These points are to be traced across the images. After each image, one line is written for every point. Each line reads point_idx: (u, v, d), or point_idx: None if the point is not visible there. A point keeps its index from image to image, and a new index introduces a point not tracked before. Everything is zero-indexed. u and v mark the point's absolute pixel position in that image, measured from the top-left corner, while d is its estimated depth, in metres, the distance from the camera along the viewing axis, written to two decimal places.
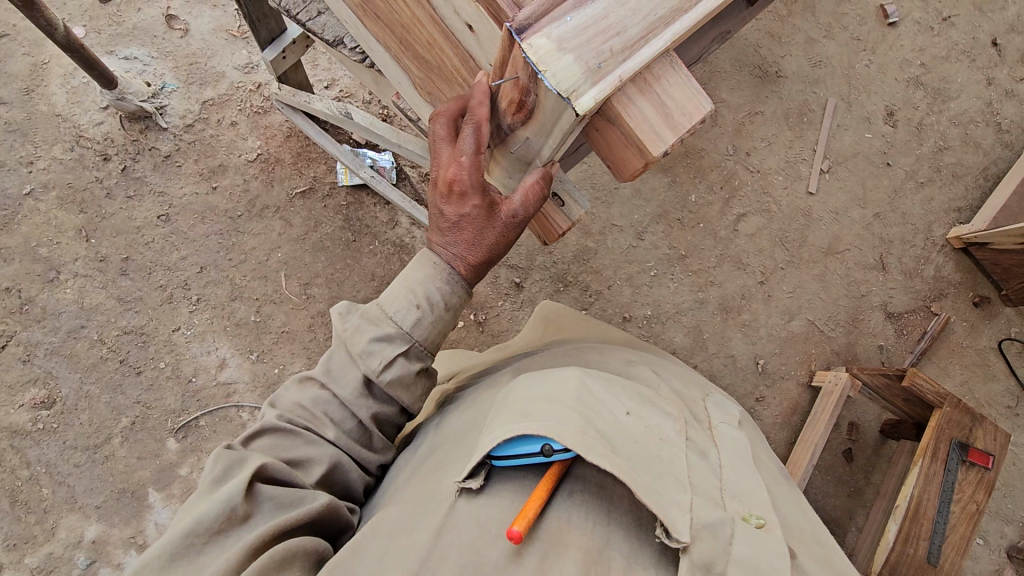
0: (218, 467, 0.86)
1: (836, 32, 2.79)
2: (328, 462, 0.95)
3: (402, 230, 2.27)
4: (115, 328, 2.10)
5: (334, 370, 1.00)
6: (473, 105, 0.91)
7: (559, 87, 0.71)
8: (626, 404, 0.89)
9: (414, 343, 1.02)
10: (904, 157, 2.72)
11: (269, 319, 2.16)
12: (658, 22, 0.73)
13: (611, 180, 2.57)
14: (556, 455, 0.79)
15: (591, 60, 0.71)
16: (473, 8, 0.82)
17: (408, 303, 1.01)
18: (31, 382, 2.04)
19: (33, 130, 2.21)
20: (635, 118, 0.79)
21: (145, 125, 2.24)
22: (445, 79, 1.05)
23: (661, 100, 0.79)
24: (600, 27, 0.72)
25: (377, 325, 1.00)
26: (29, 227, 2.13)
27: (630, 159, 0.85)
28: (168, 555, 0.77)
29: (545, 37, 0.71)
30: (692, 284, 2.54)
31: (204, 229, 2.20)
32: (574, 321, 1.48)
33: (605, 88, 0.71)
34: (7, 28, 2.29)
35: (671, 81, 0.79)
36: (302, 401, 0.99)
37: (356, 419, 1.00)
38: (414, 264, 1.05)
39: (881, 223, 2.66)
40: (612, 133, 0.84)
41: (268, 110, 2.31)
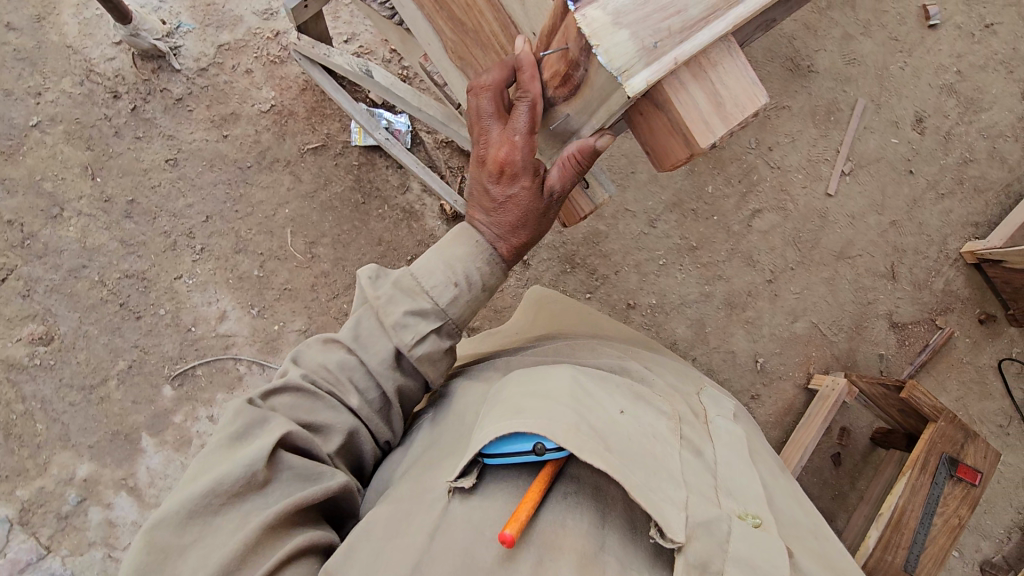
0: (240, 423, 0.86)
1: (875, 30, 2.69)
2: (345, 431, 0.94)
3: (412, 196, 2.23)
4: (117, 271, 2.08)
5: (362, 337, 0.98)
6: (525, 80, 0.88)
7: (611, 64, 0.67)
8: (621, 403, 0.87)
9: (447, 320, 1.00)
10: (928, 166, 2.66)
11: (272, 275, 2.15)
12: (722, 3, 0.69)
13: (629, 164, 2.53)
14: (549, 455, 0.77)
15: (648, 38, 0.67)
16: None
17: (445, 279, 0.99)
18: (29, 317, 2.02)
19: (42, 59, 2.12)
20: (685, 104, 0.75)
21: (157, 65, 2.16)
22: (481, 44, 0.98)
23: (715, 88, 0.75)
24: (660, 4, 0.68)
25: (413, 298, 0.98)
26: (34, 160, 2.08)
27: (673, 149, 0.81)
28: (184, 513, 0.78)
29: (600, 9, 0.67)
30: (699, 277, 2.52)
31: (212, 177, 2.15)
32: (573, 312, 1.46)
33: (659, 70, 0.67)
34: None
35: (725, 72, 0.75)
36: (326, 361, 0.97)
37: (379, 389, 0.98)
38: (452, 242, 1.02)
39: (896, 231, 2.62)
40: (655, 120, 0.81)
41: (286, 60, 2.23)
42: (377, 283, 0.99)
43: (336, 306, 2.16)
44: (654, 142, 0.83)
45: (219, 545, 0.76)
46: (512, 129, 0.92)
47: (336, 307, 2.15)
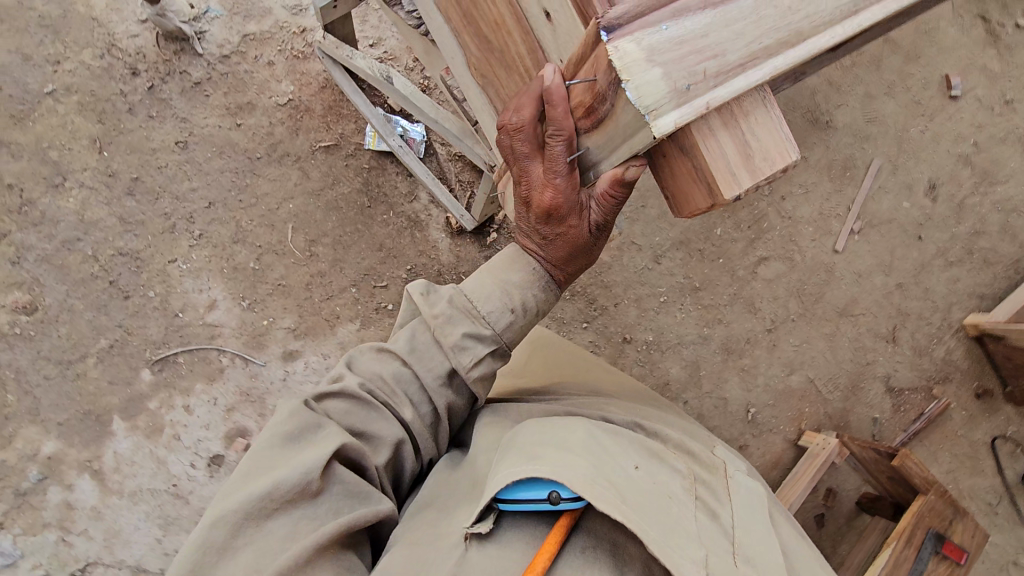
0: (298, 425, 0.87)
1: (897, 92, 2.69)
2: (393, 443, 0.93)
3: (419, 206, 2.21)
4: (111, 248, 2.04)
5: (417, 351, 0.96)
6: (560, 121, 0.79)
7: (640, 103, 0.64)
8: (637, 458, 0.84)
9: (501, 345, 0.97)
10: (938, 233, 2.64)
11: (268, 269, 2.11)
12: (761, 52, 0.67)
13: (640, 198, 2.54)
14: (563, 504, 0.76)
15: (681, 80, 0.65)
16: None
17: (502, 304, 0.96)
18: (16, 285, 1.98)
19: (65, 28, 2.11)
20: (712, 152, 0.71)
21: (180, 47, 2.14)
22: (506, 65, 0.93)
23: (745, 138, 0.72)
24: (698, 45, 0.66)
25: (473, 321, 0.95)
26: (44, 127, 2.06)
27: (694, 197, 0.75)
28: (242, 512, 0.78)
29: (634, 43, 0.65)
30: (699, 318, 2.50)
31: (220, 164, 2.13)
32: (578, 360, 1.41)
33: (688, 114, 0.65)
34: None
35: (756, 123, 0.73)
36: (381, 372, 0.95)
37: (430, 405, 0.97)
38: (504, 266, 1.00)
39: (901, 295, 2.59)
40: (676, 163, 0.77)
41: (309, 57, 2.22)
42: (430, 299, 0.96)
43: (329, 307, 2.12)
44: (671, 185, 0.79)
45: (271, 552, 0.76)
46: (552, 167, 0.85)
47: (328, 308, 2.12)
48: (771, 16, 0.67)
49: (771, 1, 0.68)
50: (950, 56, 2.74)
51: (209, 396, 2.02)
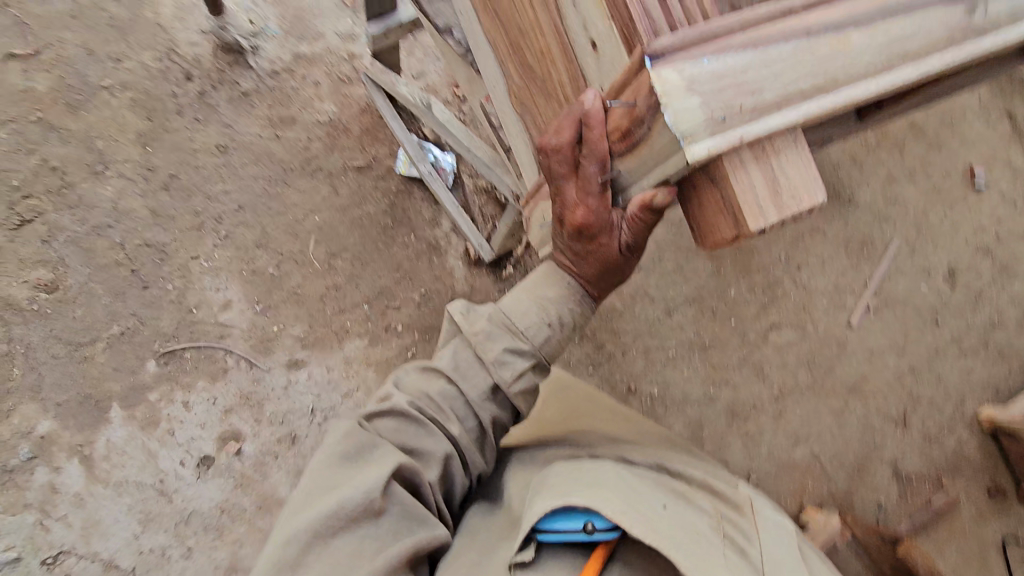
0: (354, 446, 0.88)
1: (919, 178, 2.74)
2: (441, 460, 0.92)
3: (440, 233, 2.26)
4: (138, 238, 2.10)
5: (461, 368, 0.96)
6: (595, 143, 0.71)
7: (675, 127, 0.57)
8: (664, 497, 0.84)
9: (541, 359, 0.99)
10: (955, 320, 2.62)
11: (286, 276, 2.15)
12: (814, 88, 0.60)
13: (656, 251, 2.58)
14: (598, 535, 0.78)
15: (719, 108, 0.58)
16: (605, 23, 0.65)
17: (539, 320, 0.98)
18: (41, 263, 2.03)
19: (131, 30, 2.20)
20: (741, 182, 0.63)
21: (234, 59, 2.26)
22: (545, 93, 0.84)
23: (775, 172, 0.64)
24: (747, 76, 0.58)
25: (512, 336, 0.97)
26: (94, 118, 2.14)
27: (719, 226, 0.66)
28: (310, 532, 0.79)
29: (677, 71, 0.57)
30: (706, 377, 2.50)
31: (255, 171, 2.20)
32: (596, 409, 1.40)
33: (723, 145, 0.58)
34: None
35: (791, 153, 0.64)
36: (428, 389, 0.95)
37: (476, 419, 0.96)
38: (542, 281, 1.01)
39: (914, 379, 2.55)
40: (705, 194, 0.68)
41: (354, 81, 2.32)
42: (470, 318, 1.00)
43: (340, 321, 2.14)
44: (698, 217, 0.69)
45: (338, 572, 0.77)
46: (583, 186, 0.78)
47: (339, 322, 2.14)
48: (819, 54, 0.59)
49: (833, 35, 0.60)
50: (974, 148, 2.79)
51: (209, 395, 2.04)
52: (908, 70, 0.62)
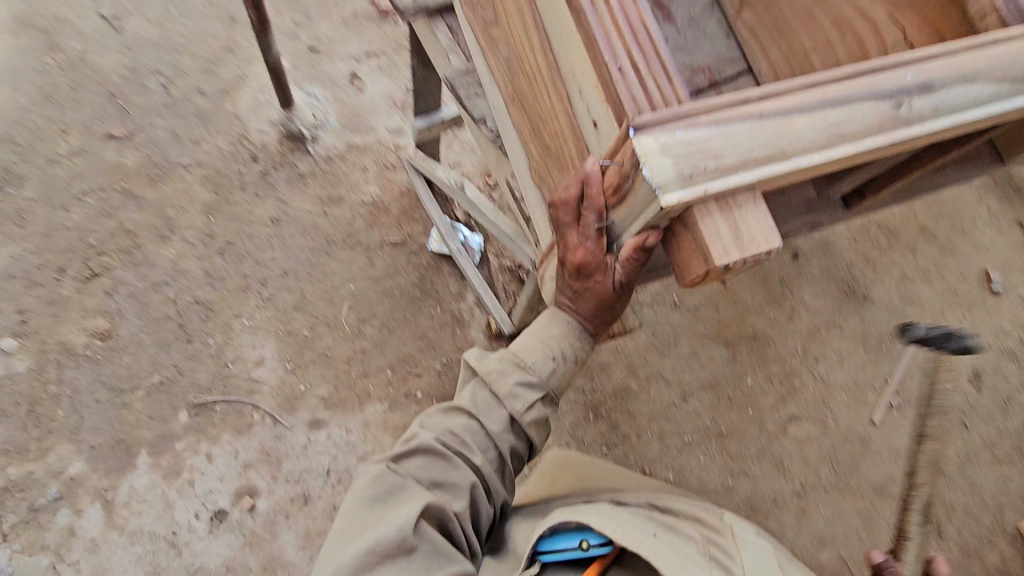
0: (384, 488, 0.96)
1: (933, 280, 2.80)
2: (468, 491, 0.99)
3: (465, 306, 2.40)
4: (190, 296, 2.29)
5: (480, 405, 1.05)
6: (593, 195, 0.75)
7: (652, 180, 0.61)
8: (653, 528, 0.94)
9: (549, 392, 1.07)
10: (984, 424, 2.58)
11: (318, 338, 2.29)
12: (784, 152, 0.64)
13: (672, 335, 2.63)
14: (592, 549, 0.97)
15: (692, 166, 0.61)
16: (602, 105, 0.69)
17: (545, 355, 1.06)
18: (101, 313, 2.23)
19: (212, 118, 2.54)
20: (707, 224, 0.63)
21: (296, 146, 2.56)
22: (559, 163, 0.91)
23: (741, 218, 0.64)
24: (723, 140, 0.62)
25: (522, 371, 1.05)
26: (169, 190, 2.42)
27: (690, 265, 0.67)
28: (351, 568, 0.89)
29: (657, 137, 0.61)
30: (723, 466, 2.48)
31: (301, 242, 2.42)
32: (602, 475, 1.39)
33: (694, 196, 0.61)
34: (223, 34, 2.65)
35: (754, 207, 0.64)
36: (451, 426, 1.03)
37: (496, 450, 1.04)
38: (547, 321, 1.08)
39: (946, 484, 2.48)
40: (678, 236, 0.68)
41: (397, 169, 2.58)
42: (485, 360, 1.08)
43: (363, 384, 2.24)
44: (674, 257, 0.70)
45: None
46: (583, 232, 0.81)
47: (362, 385, 2.24)
48: (791, 128, 0.64)
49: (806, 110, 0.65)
50: (987, 254, 2.86)
51: (232, 448, 2.12)
52: (850, 151, 0.67)
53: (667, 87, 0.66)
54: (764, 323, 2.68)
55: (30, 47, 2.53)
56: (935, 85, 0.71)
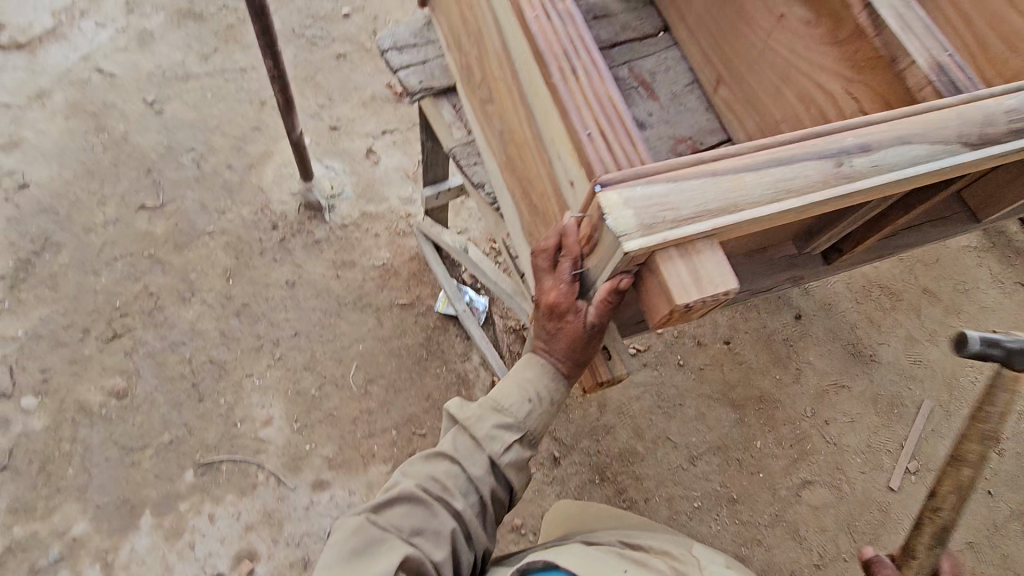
0: (362, 541, 0.98)
1: (941, 340, 2.78)
2: (449, 537, 1.01)
3: (470, 366, 2.44)
4: (204, 355, 2.37)
5: (461, 450, 1.08)
6: (568, 244, 0.83)
7: (614, 228, 0.69)
8: (624, 565, 0.99)
9: (527, 433, 1.10)
10: (1009, 491, 2.51)
11: (326, 397, 2.34)
12: (735, 205, 0.72)
13: (678, 396, 2.62)
14: None
15: (650, 218, 0.70)
16: (575, 165, 0.80)
17: (520, 396, 1.08)
18: (118, 372, 2.31)
19: (237, 190, 2.73)
20: (668, 267, 0.71)
21: (313, 214, 2.71)
22: (545, 221, 1.01)
23: (700, 263, 0.71)
24: (677, 196, 0.71)
25: (499, 414, 1.08)
26: (193, 255, 2.57)
27: (656, 306, 0.74)
28: None
29: (618, 193, 0.71)
30: (736, 534, 2.42)
31: (314, 303, 2.52)
32: (609, 518, 1.34)
33: (654, 242, 0.69)
34: (252, 115, 2.90)
35: (712, 253, 0.72)
36: (432, 472, 1.06)
37: (478, 494, 1.07)
38: (522, 364, 1.09)
39: (974, 555, 2.40)
40: (647, 281, 0.75)
41: (407, 235, 2.72)
42: (465, 407, 1.12)
43: (368, 444, 2.27)
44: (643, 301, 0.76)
45: None
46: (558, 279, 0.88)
47: (367, 445, 2.26)
48: (740, 185, 0.73)
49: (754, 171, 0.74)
50: (993, 314, 2.84)
51: (235, 509, 2.14)
52: (798, 203, 0.75)
53: (630, 149, 0.76)
54: (769, 383, 2.66)
55: (78, 128, 2.79)
56: (875, 145, 0.80)
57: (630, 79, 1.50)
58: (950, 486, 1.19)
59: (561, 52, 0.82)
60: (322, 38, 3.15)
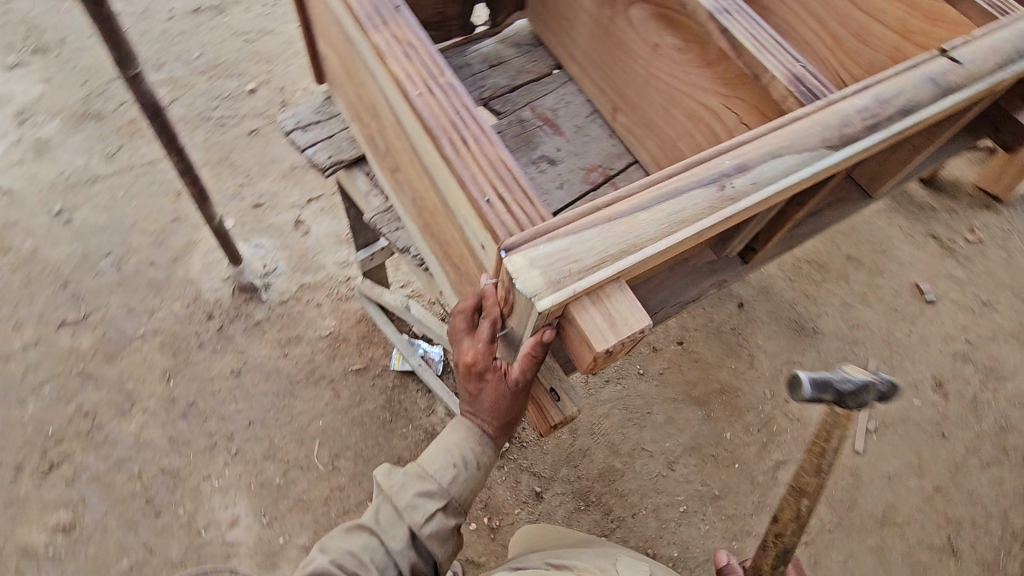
0: None
1: (873, 301, 2.94)
2: None
3: (436, 419, 2.40)
4: (155, 466, 2.25)
5: (383, 523, 1.09)
6: (487, 304, 0.87)
7: (525, 290, 0.72)
8: None
9: (452, 499, 1.09)
10: (961, 430, 2.66)
11: (292, 483, 2.26)
12: (633, 245, 0.76)
13: (645, 405, 2.67)
14: None
15: (556, 273, 0.73)
16: (482, 231, 0.83)
17: (444, 461, 1.09)
18: (63, 504, 2.18)
19: (164, 286, 2.63)
20: (583, 317, 0.74)
21: (249, 296, 2.63)
22: (468, 281, 1.03)
23: (611, 308, 0.75)
24: (578, 248, 0.75)
25: (421, 481, 1.09)
26: (126, 363, 2.45)
27: (581, 354, 0.77)
28: None
29: (523, 256, 0.74)
30: (724, 530, 2.46)
31: (264, 387, 2.43)
32: (558, 538, 1.45)
33: (564, 296, 0.72)
34: (165, 206, 2.81)
35: (622, 294, 0.76)
36: (349, 547, 1.07)
37: (396, 569, 1.06)
38: (452, 428, 1.10)
39: (943, 499, 2.53)
40: (567, 330, 0.79)
41: (350, 298, 2.65)
42: (391, 475, 1.13)
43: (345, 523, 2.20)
44: (568, 347, 0.80)
45: None
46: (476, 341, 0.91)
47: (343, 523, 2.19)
48: (636, 226, 0.77)
49: (646, 210, 0.79)
50: (913, 269, 3.03)
51: None
52: (691, 231, 0.79)
53: (530, 210, 0.80)
54: (727, 374, 2.75)
55: None
56: (751, 164, 0.86)
57: (534, 118, 1.57)
58: (789, 516, 1.19)
59: (450, 122, 0.84)
60: (231, 117, 3.12)
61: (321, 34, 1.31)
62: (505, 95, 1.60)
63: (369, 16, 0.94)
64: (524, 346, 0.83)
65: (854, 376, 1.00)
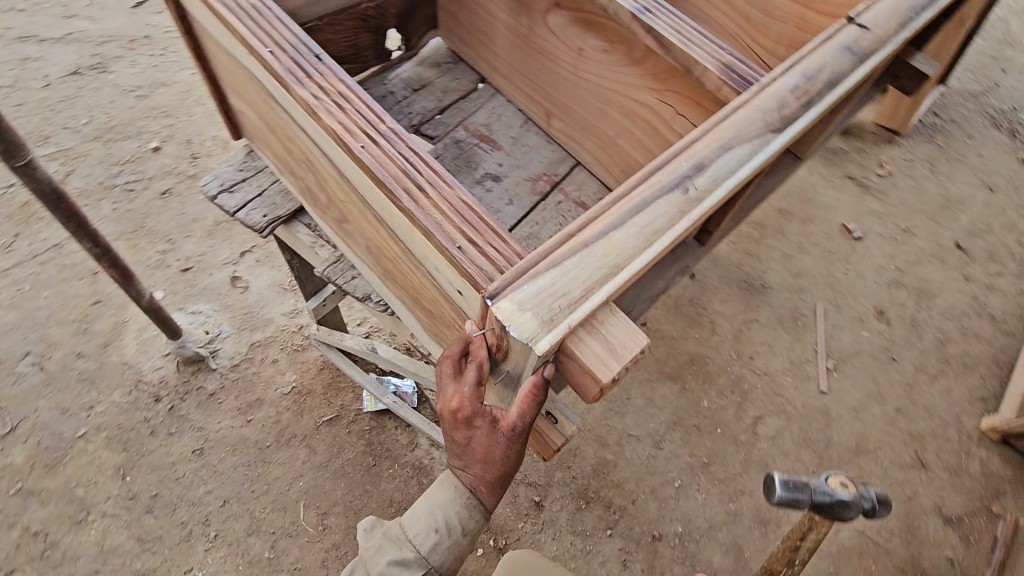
0: None
1: (809, 248, 3.09)
2: None
3: (421, 452, 2.33)
4: (128, 573, 2.06)
5: None
6: (473, 346, 0.84)
7: (520, 336, 0.68)
8: None
9: (430, 568, 1.03)
10: (907, 351, 2.83)
11: (283, 554, 2.13)
12: (615, 267, 0.74)
13: (622, 392, 2.70)
14: None
15: (546, 311, 0.70)
16: (459, 278, 0.78)
17: (427, 527, 1.03)
18: None
19: (99, 376, 2.41)
20: (582, 350, 0.72)
21: (196, 367, 2.45)
22: (446, 326, 0.99)
23: (608, 337, 0.73)
24: (562, 281, 0.72)
25: (399, 547, 1.03)
26: (72, 468, 2.23)
27: (587, 385, 0.75)
28: None
29: (509, 300, 0.70)
30: (720, 495, 2.51)
31: (233, 460, 2.28)
32: None
33: (560, 334, 0.69)
34: (84, 291, 2.59)
35: (615, 318, 0.74)
36: None
37: None
38: (441, 483, 1.04)
39: (905, 418, 2.67)
40: (568, 365, 0.76)
41: (306, 347, 2.53)
42: (372, 533, 1.08)
43: None
44: (572, 380, 0.78)
45: None
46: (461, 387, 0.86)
47: None
48: (613, 246, 0.76)
49: (619, 227, 0.77)
50: (838, 210, 3.21)
51: None
52: (667, 240, 0.78)
53: (504, 248, 0.76)
54: (694, 345, 2.82)
55: None
56: (706, 162, 0.87)
57: (469, 137, 1.53)
58: None
59: (402, 171, 0.80)
60: (138, 180, 2.90)
61: (231, 88, 1.22)
62: (435, 117, 1.55)
63: (290, 69, 0.87)
64: (526, 384, 0.82)
65: (835, 491, 0.98)
